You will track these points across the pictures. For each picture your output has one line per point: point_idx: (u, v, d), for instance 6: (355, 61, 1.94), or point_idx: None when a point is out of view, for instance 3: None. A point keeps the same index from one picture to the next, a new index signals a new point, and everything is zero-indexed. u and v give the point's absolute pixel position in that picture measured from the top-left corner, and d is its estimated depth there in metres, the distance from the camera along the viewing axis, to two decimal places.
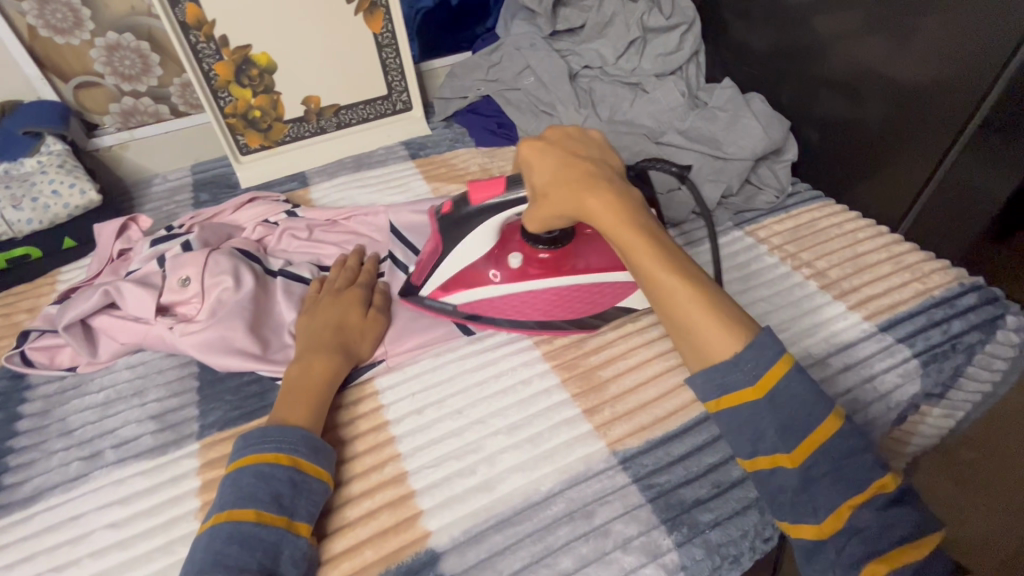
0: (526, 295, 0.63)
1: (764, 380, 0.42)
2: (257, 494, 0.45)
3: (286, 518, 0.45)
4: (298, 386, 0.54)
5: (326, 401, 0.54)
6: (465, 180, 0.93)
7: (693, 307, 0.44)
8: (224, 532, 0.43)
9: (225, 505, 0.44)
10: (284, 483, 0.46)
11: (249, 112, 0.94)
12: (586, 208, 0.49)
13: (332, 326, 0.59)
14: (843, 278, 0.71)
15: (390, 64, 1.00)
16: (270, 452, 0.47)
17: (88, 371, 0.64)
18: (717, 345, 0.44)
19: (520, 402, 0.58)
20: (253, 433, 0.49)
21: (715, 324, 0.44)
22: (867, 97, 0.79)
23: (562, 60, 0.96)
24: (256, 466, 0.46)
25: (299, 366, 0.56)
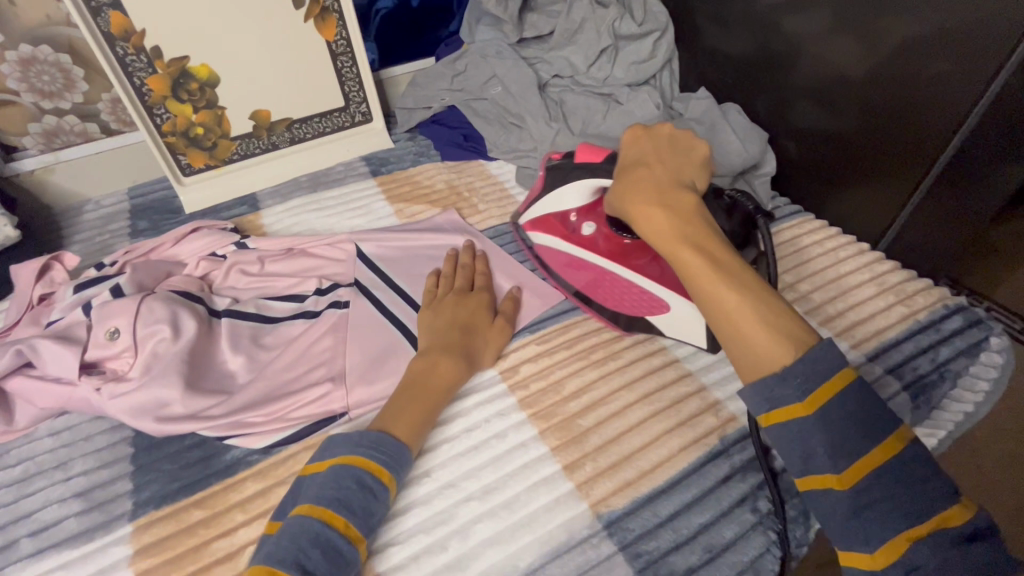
0: (581, 263, 0.66)
1: (815, 391, 0.37)
2: (352, 502, 0.44)
3: (364, 542, 0.44)
4: (423, 385, 0.54)
5: (437, 410, 0.54)
6: (431, 199, 0.87)
7: (743, 313, 0.40)
8: (313, 530, 0.42)
9: (322, 500, 0.44)
10: (378, 503, 0.45)
11: (190, 130, 0.86)
12: (648, 193, 0.49)
13: (458, 326, 0.59)
14: (828, 302, 0.68)
15: (345, 73, 0.93)
16: (376, 462, 0.47)
17: (3, 441, 0.56)
18: (757, 351, 0.40)
19: (495, 460, 0.53)
20: (370, 434, 0.48)
21: (762, 329, 0.40)
22: (846, 109, 0.76)
23: (530, 69, 0.91)
24: (361, 473, 0.45)
25: (422, 361, 0.56)
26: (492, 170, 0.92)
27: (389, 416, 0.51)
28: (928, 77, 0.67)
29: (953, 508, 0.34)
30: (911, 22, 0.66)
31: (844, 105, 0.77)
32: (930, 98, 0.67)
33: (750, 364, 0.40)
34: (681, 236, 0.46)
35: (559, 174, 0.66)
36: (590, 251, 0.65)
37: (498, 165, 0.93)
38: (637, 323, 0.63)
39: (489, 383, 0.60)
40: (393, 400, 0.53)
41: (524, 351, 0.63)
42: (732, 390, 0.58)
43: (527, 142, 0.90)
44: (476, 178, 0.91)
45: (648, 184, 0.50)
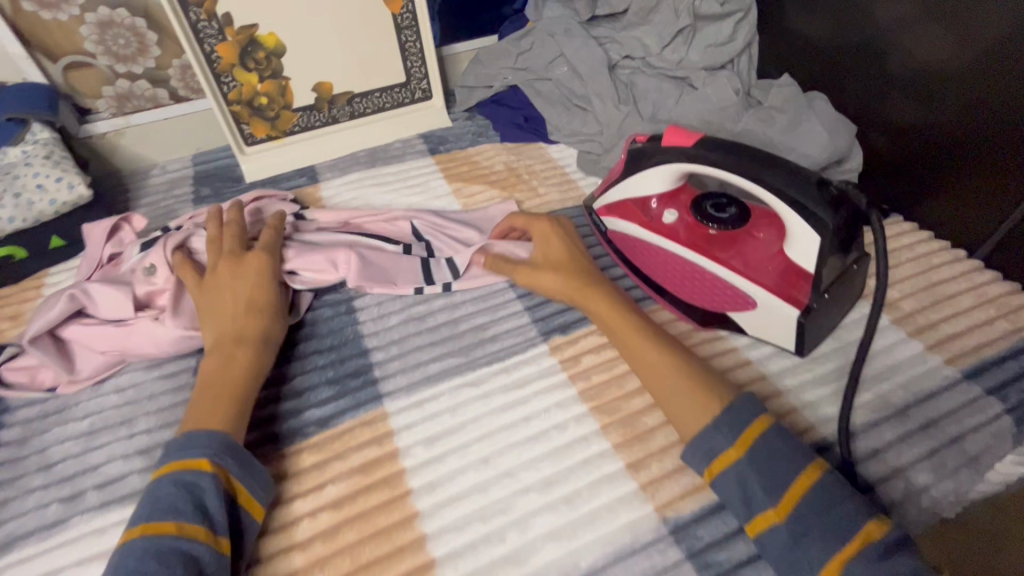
0: (660, 251, 0.62)
1: (743, 439, 0.45)
2: (178, 505, 0.41)
3: (211, 531, 0.41)
4: (220, 380, 0.50)
5: (245, 396, 0.50)
6: (489, 180, 0.85)
7: (676, 372, 0.50)
8: (137, 547, 0.39)
9: (142, 518, 0.41)
10: (206, 490, 0.42)
11: (254, 100, 0.86)
12: (576, 283, 0.59)
13: (244, 305, 0.55)
14: (919, 312, 0.63)
15: (409, 48, 0.91)
16: (195, 458, 0.43)
17: (70, 392, 0.58)
18: (693, 409, 0.48)
19: (555, 453, 0.51)
20: (178, 441, 0.45)
21: (695, 388, 0.49)
22: (944, 101, 0.70)
23: (600, 48, 0.87)
24: (178, 474, 0.43)
25: (212, 360, 0.51)
26: (552, 153, 0.89)
27: (197, 422, 0.47)
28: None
29: (869, 523, 0.40)
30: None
31: (945, 96, 0.70)
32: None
33: (687, 429, 0.48)
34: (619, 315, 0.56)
35: (643, 157, 0.62)
36: (670, 238, 0.61)
37: (559, 148, 0.90)
38: (722, 320, 0.59)
39: (549, 373, 0.57)
40: (194, 407, 0.48)
41: (588, 341, 0.60)
42: (809, 399, 0.55)
43: (592, 126, 0.86)
44: (536, 161, 0.88)
45: (570, 273, 0.60)
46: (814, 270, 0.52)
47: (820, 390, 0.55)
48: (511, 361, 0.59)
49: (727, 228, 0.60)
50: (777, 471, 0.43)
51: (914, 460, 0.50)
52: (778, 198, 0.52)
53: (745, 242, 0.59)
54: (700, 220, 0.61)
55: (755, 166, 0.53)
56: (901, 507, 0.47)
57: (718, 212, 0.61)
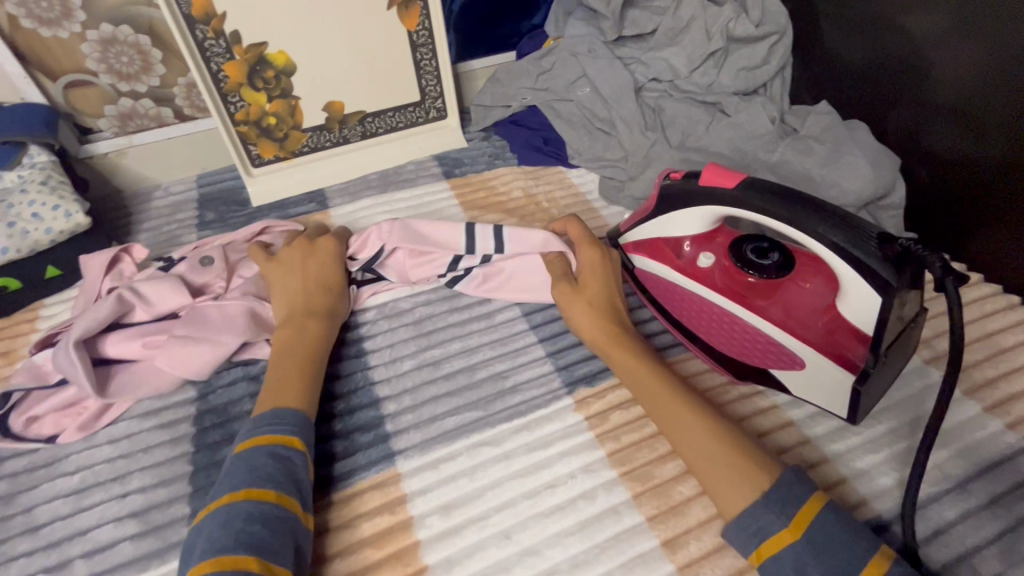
0: (694, 298, 0.58)
1: (799, 518, 0.41)
2: (275, 474, 0.43)
3: (302, 507, 0.43)
4: (297, 348, 0.54)
5: (317, 364, 0.54)
6: (507, 208, 0.80)
7: (711, 443, 0.46)
8: (244, 509, 0.40)
9: (241, 483, 0.42)
10: (299, 467, 0.45)
11: (262, 120, 0.82)
12: (610, 332, 0.55)
13: (316, 281, 0.60)
14: (974, 367, 0.58)
15: (424, 66, 0.87)
16: (286, 433, 0.46)
17: (71, 438, 0.54)
18: (730, 487, 0.43)
19: (583, 526, 0.46)
20: (266, 415, 0.47)
21: (737, 464, 0.44)
22: (996, 136, 0.65)
23: (625, 69, 0.82)
24: (273, 445, 0.45)
25: (288, 328, 0.55)
26: (573, 179, 0.85)
27: (277, 391, 0.50)
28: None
29: None
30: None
31: (996, 128, 0.65)
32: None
33: (726, 507, 0.43)
34: (651, 373, 0.51)
35: (677, 195, 0.57)
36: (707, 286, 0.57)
37: (580, 173, 0.85)
38: (763, 377, 0.55)
39: (574, 431, 0.53)
40: (273, 372, 0.52)
41: (616, 394, 0.56)
42: (859, 467, 0.50)
43: (615, 152, 0.82)
44: (555, 187, 0.84)
45: (602, 319, 0.56)
46: (874, 332, 0.47)
47: (871, 456, 0.51)
48: (534, 416, 0.54)
49: (769, 276, 0.55)
50: (840, 561, 0.39)
51: (980, 544, 0.45)
52: (832, 252, 0.47)
53: (789, 292, 0.54)
54: (739, 266, 0.57)
55: (807, 216, 0.48)
56: None
57: (759, 258, 0.56)
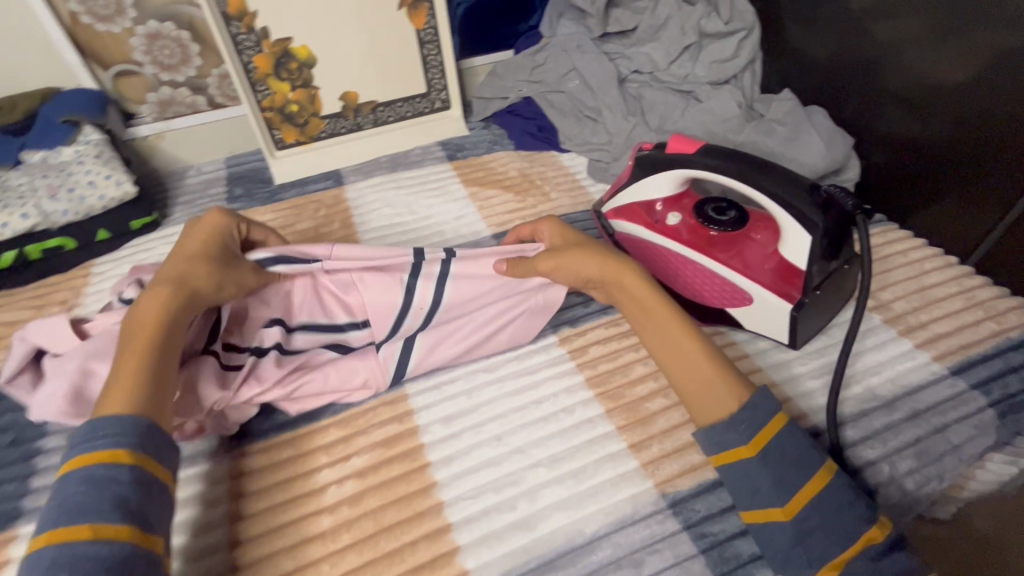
0: (663, 251, 0.67)
1: (759, 436, 0.47)
2: (89, 505, 0.37)
3: (134, 530, 0.38)
4: (134, 328, 0.46)
5: (154, 345, 0.45)
6: (504, 185, 0.90)
7: (707, 365, 0.50)
8: (50, 557, 0.35)
9: (50, 525, 0.37)
10: (123, 485, 0.38)
11: (286, 107, 0.92)
12: (615, 261, 0.56)
13: (176, 258, 0.52)
14: (909, 313, 0.66)
15: (430, 60, 0.97)
16: (104, 449, 0.39)
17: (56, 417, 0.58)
18: (721, 398, 0.49)
19: (563, 432, 0.55)
20: (84, 428, 0.41)
21: (723, 377, 0.50)
22: (935, 114, 0.75)
23: (610, 63, 0.92)
24: (87, 471, 0.39)
25: (133, 309, 0.47)
26: (564, 161, 0.94)
27: (102, 390, 0.43)
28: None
29: (873, 528, 0.43)
30: (1010, 23, 0.65)
31: (934, 107, 0.75)
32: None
33: (703, 413, 0.49)
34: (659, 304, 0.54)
35: (649, 163, 0.67)
36: (673, 239, 0.65)
37: (570, 156, 0.95)
38: (721, 316, 0.63)
39: (558, 361, 0.61)
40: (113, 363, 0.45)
41: (596, 332, 0.64)
42: (803, 390, 0.58)
43: (602, 135, 0.91)
44: (548, 168, 0.93)
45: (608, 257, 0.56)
46: (806, 268, 0.56)
47: (814, 381, 0.59)
48: (524, 349, 0.62)
49: (726, 229, 0.64)
50: (788, 468, 0.45)
51: (899, 447, 0.53)
52: (772, 200, 0.56)
53: (743, 243, 0.63)
54: (702, 222, 0.65)
55: (751, 171, 0.57)
56: (885, 489, 0.50)
57: (719, 215, 0.65)
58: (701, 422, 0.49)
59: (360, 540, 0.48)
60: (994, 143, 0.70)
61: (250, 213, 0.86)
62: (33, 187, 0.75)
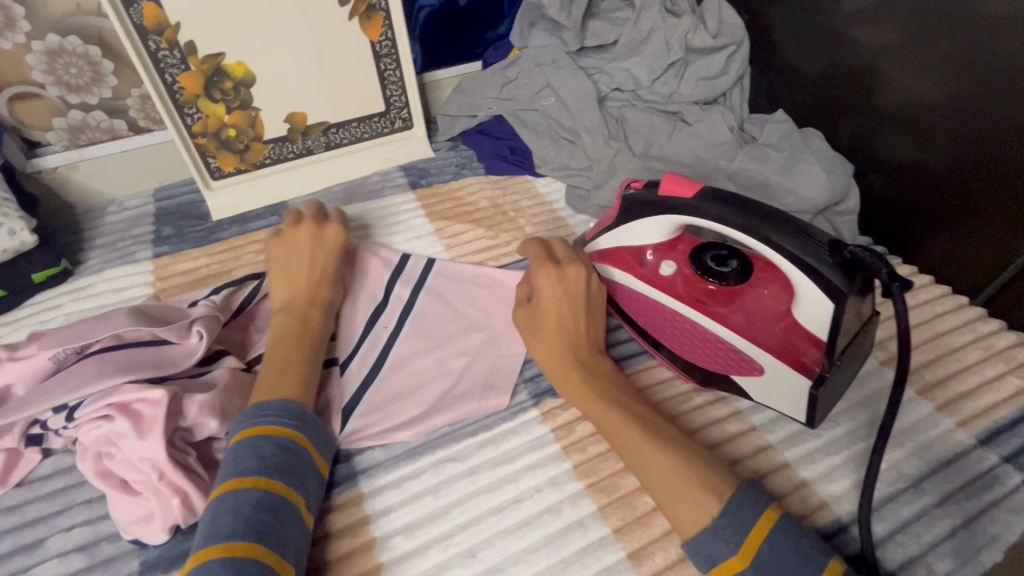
0: (655, 305, 0.59)
1: (746, 545, 0.39)
2: (285, 467, 0.43)
3: (303, 501, 0.43)
4: (301, 333, 0.52)
5: (320, 350, 0.53)
6: (473, 218, 0.80)
7: (667, 475, 0.43)
8: (256, 498, 0.40)
9: (250, 469, 0.41)
10: (305, 460, 0.44)
11: (222, 131, 0.80)
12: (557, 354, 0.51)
13: (315, 269, 0.57)
14: (926, 367, 0.60)
15: (388, 76, 0.86)
16: (292, 426, 0.45)
17: None
18: (692, 513, 0.41)
19: (549, 541, 0.46)
20: (273, 405, 0.46)
21: (688, 481, 0.42)
22: (938, 140, 0.69)
23: (589, 80, 0.83)
24: (282, 436, 0.44)
25: (294, 315, 0.54)
26: (539, 187, 0.85)
27: (271, 383, 0.48)
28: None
29: None
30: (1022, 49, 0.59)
31: (937, 135, 0.68)
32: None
33: (684, 523, 0.41)
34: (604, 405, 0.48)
35: (639, 205, 0.58)
36: (669, 293, 0.57)
37: (547, 183, 0.86)
38: (724, 382, 0.56)
39: (540, 444, 0.52)
40: (279, 359, 0.50)
41: None
42: (819, 471, 0.51)
43: (581, 161, 0.83)
44: (523, 197, 0.84)
45: (550, 348, 0.52)
46: (829, 335, 0.48)
47: (830, 459, 0.52)
48: (499, 430, 0.53)
49: (728, 283, 0.56)
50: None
51: (934, 543, 0.46)
52: (785, 259, 0.48)
53: (747, 299, 0.55)
54: (699, 274, 0.57)
55: (760, 224, 0.49)
56: None
57: (719, 265, 0.57)
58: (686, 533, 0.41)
59: None
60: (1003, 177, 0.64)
61: (180, 258, 0.74)
62: None
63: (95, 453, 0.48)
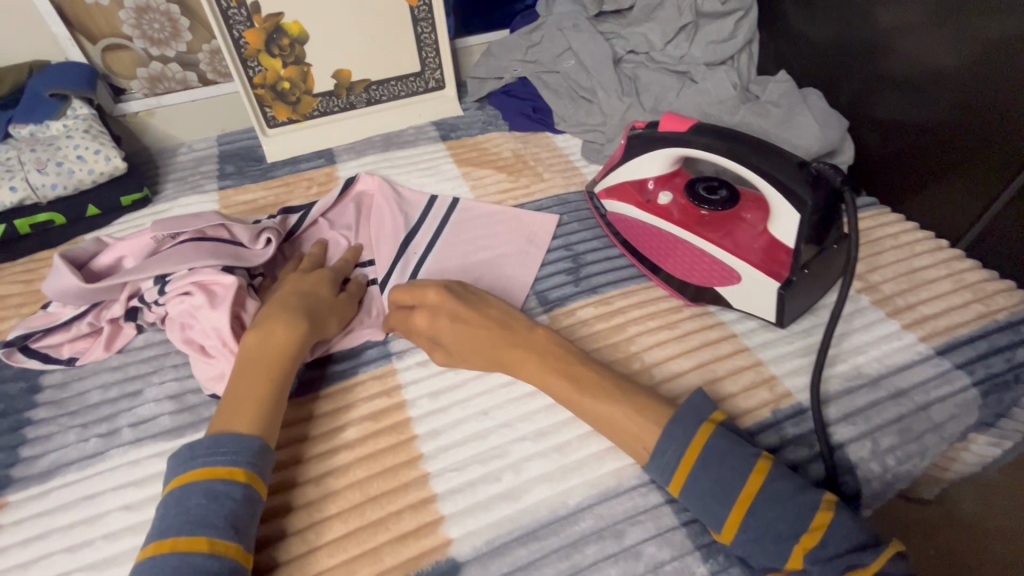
0: (655, 232, 0.67)
1: (675, 481, 0.46)
2: (208, 517, 0.41)
3: (241, 548, 0.42)
4: (258, 355, 0.51)
5: (283, 372, 0.51)
6: (497, 166, 0.89)
7: (617, 411, 0.48)
8: (171, 564, 0.39)
9: (171, 531, 0.41)
10: (238, 503, 0.43)
11: (278, 84, 0.91)
12: (489, 353, 0.54)
13: (294, 295, 0.58)
14: (898, 295, 0.66)
15: (424, 39, 0.96)
16: (222, 468, 0.44)
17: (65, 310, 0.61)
18: (645, 438, 0.47)
19: (549, 407, 0.55)
20: (205, 443, 0.45)
21: (641, 418, 0.47)
22: (932, 97, 0.74)
23: (606, 43, 0.91)
24: (207, 484, 0.43)
25: (260, 331, 0.52)
26: (558, 142, 0.94)
27: (226, 413, 0.48)
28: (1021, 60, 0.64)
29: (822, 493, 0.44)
30: (1008, 11, 0.65)
31: (932, 92, 0.74)
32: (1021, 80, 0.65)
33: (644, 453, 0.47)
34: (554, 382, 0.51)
35: (641, 142, 0.67)
36: (664, 218, 0.66)
37: (565, 138, 0.94)
38: (712, 296, 0.63)
39: None
40: (232, 385, 0.49)
41: (584, 312, 0.65)
42: (789, 368, 0.59)
43: (596, 117, 0.91)
44: (542, 149, 0.92)
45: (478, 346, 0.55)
46: (793, 245, 0.56)
47: (799, 359, 0.59)
48: None
49: (716, 209, 0.64)
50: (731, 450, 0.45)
51: (883, 424, 0.54)
52: (762, 179, 0.56)
53: (734, 222, 0.63)
54: (693, 202, 0.65)
55: (740, 149, 0.57)
56: (866, 465, 0.51)
57: (711, 194, 0.65)
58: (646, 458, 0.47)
59: (345, 510, 0.48)
60: (988, 126, 0.69)
61: (241, 190, 0.85)
62: (21, 160, 0.74)
63: (180, 325, 0.58)
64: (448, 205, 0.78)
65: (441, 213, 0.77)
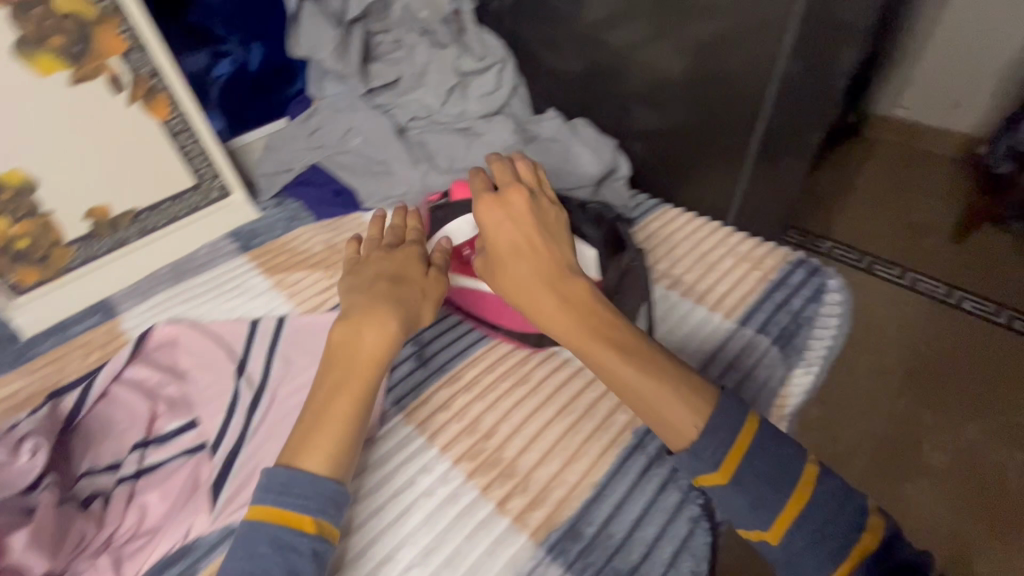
0: (483, 294, 0.67)
1: (724, 465, 0.45)
2: (271, 566, 0.43)
3: None
4: (347, 372, 0.51)
5: (369, 387, 0.51)
6: (310, 264, 0.83)
7: (642, 383, 0.47)
8: None
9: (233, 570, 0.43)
10: (303, 556, 0.44)
11: (10, 246, 0.75)
12: (537, 281, 0.53)
13: (388, 283, 0.57)
14: (697, 281, 0.75)
15: (190, 150, 0.86)
16: (295, 512, 0.45)
17: None
18: (676, 418, 0.46)
19: (428, 518, 0.52)
20: (279, 478, 0.47)
21: (664, 390, 0.47)
22: (668, 105, 0.87)
23: (386, 116, 0.92)
24: (275, 530, 0.44)
25: (352, 337, 0.52)
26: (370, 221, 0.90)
27: (299, 448, 0.48)
28: (729, 64, 0.78)
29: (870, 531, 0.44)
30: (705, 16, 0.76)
31: (669, 104, 0.87)
32: (736, 80, 0.78)
33: (677, 434, 0.46)
34: (578, 330, 0.50)
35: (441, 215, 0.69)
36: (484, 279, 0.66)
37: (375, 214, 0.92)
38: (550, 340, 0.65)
39: (406, 442, 0.58)
40: (312, 408, 0.50)
41: (436, 396, 0.62)
42: None
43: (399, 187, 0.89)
44: (354, 232, 0.88)
45: (534, 277, 0.54)
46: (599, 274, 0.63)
47: None
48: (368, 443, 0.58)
49: None
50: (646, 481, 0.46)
51: None
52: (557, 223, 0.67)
53: None
54: None
55: None
56: None
57: None
58: (681, 443, 0.46)
59: None
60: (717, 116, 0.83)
61: None
62: None
63: None
64: (273, 325, 0.70)
65: (266, 341, 0.68)
